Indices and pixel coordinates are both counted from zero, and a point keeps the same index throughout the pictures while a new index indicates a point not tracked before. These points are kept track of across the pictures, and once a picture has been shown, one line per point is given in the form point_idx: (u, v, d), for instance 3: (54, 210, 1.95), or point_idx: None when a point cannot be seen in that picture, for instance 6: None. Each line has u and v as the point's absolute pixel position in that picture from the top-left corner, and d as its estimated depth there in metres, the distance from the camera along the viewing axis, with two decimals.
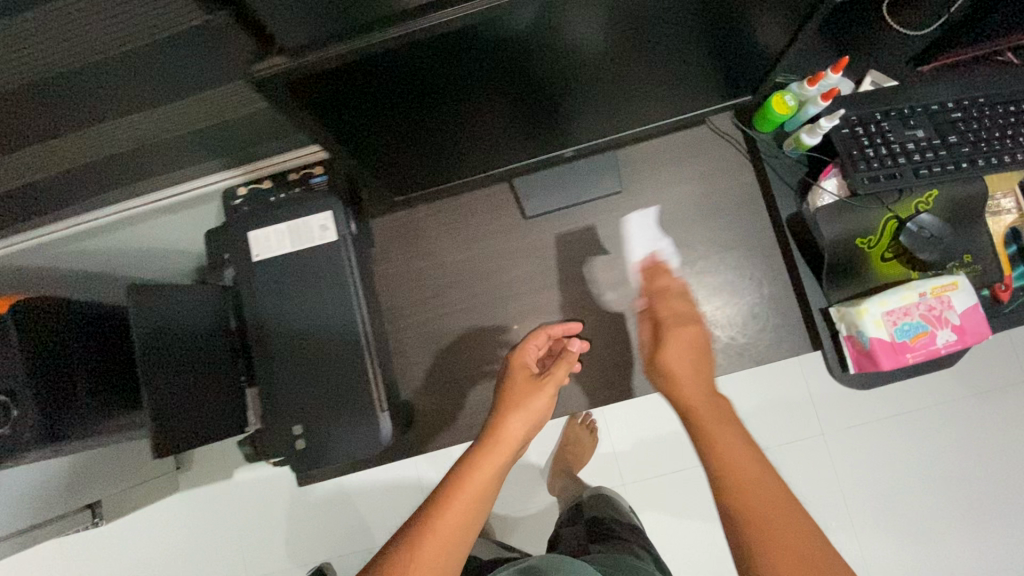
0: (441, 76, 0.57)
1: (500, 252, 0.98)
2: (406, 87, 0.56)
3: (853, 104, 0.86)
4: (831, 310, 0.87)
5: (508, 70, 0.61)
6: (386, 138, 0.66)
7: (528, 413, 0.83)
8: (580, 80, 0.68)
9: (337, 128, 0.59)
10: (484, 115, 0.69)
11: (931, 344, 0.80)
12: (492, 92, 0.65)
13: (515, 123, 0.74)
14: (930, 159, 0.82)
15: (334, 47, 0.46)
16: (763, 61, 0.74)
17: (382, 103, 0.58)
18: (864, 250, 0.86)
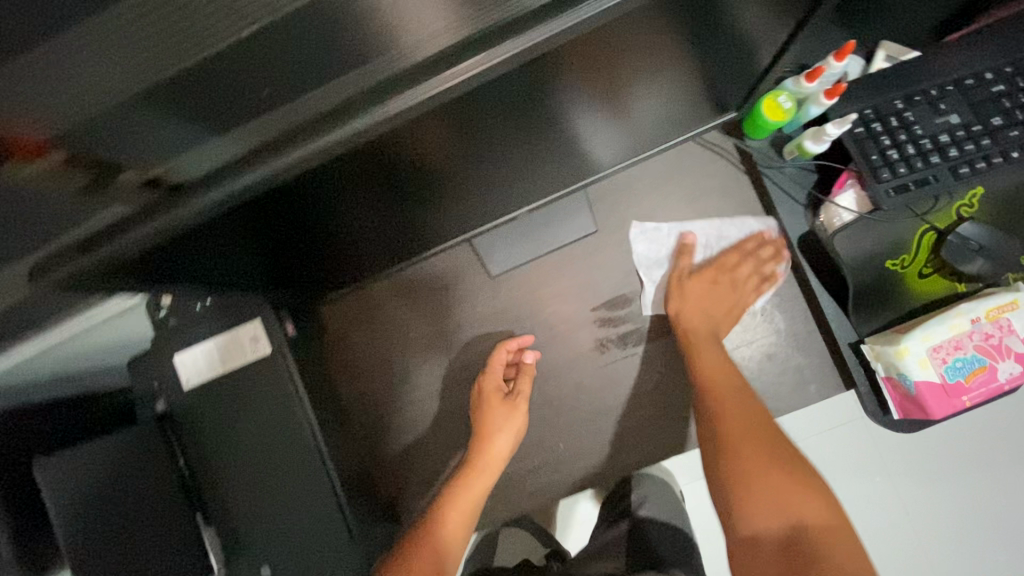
0: (310, 193, 0.41)
1: (470, 319, 0.85)
2: (264, 221, 0.42)
3: (865, 93, 0.70)
4: (864, 346, 0.72)
5: (415, 159, 0.43)
6: (281, 250, 0.54)
7: (509, 432, 0.79)
8: (521, 139, 0.50)
9: (209, 268, 0.47)
10: (408, 197, 0.52)
11: (992, 380, 0.66)
12: (411, 179, 0.48)
13: (440, 200, 0.58)
14: (972, 151, 0.66)
15: (122, 233, 0.34)
16: (754, 68, 0.59)
17: (239, 239, 0.45)
18: (896, 271, 0.71)
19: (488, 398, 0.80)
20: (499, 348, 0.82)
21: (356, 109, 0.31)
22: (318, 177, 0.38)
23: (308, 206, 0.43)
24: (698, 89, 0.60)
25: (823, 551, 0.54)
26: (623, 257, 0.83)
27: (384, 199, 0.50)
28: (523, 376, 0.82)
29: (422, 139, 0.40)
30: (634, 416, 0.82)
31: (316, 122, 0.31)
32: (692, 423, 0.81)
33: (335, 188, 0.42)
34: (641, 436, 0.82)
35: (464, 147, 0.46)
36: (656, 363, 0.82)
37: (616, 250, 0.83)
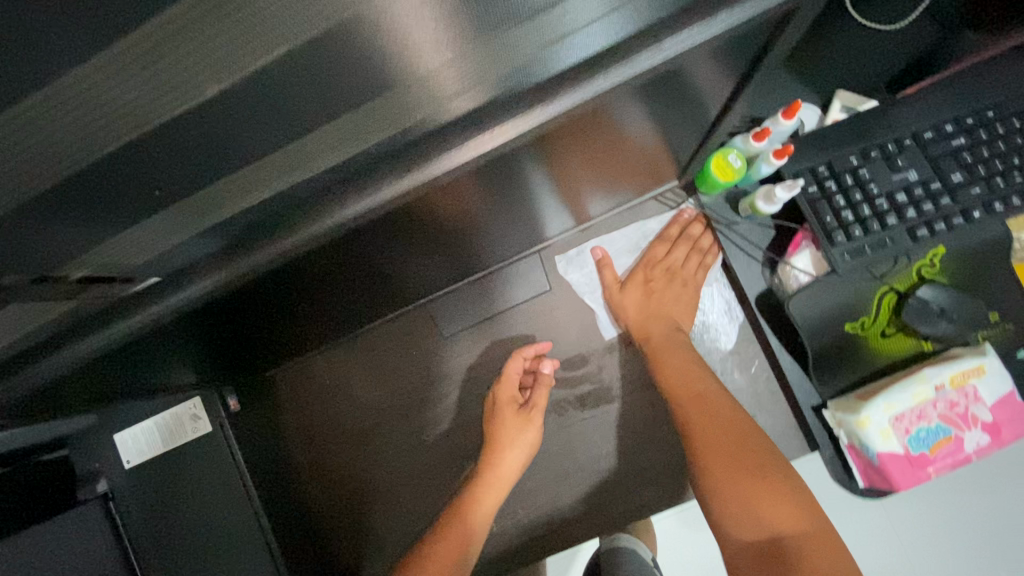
0: (285, 285, 0.41)
1: (423, 382, 0.82)
2: (184, 336, 0.46)
3: (819, 148, 0.66)
4: (826, 412, 0.69)
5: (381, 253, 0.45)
6: (256, 326, 0.54)
7: (523, 448, 0.76)
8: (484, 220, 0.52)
9: (188, 336, 0.47)
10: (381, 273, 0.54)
11: (957, 450, 0.63)
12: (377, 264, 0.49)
13: (370, 289, 0.60)
14: (931, 211, 0.63)
15: (94, 338, 0.34)
16: (690, 145, 0.57)
17: (170, 349, 0.48)
18: (859, 334, 0.67)
19: (503, 405, 0.77)
20: (514, 355, 0.78)
21: (228, 263, 0.33)
22: (216, 310, 0.40)
23: (230, 318, 0.46)
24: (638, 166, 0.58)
25: (807, 563, 0.51)
26: (579, 315, 0.81)
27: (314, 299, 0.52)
28: (539, 389, 0.78)
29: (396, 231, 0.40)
30: (593, 481, 0.79)
31: (181, 276, 0.33)
32: (653, 487, 0.78)
33: (302, 284, 0.43)
34: (599, 504, 0.78)
35: (378, 261, 0.47)
36: (615, 425, 0.79)
37: (572, 307, 0.80)
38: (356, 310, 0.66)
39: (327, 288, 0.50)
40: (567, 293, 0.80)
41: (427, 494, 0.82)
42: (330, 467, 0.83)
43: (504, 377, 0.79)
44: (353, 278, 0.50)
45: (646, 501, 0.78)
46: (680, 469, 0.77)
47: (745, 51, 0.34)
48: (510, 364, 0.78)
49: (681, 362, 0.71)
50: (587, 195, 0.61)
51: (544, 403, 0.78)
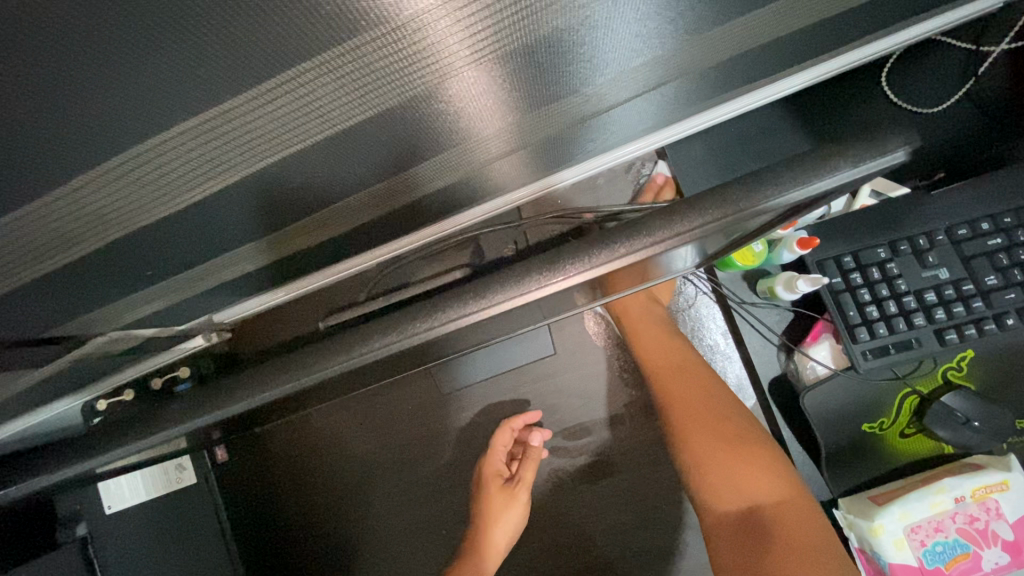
0: None
1: (418, 439, 0.80)
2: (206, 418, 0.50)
3: (847, 237, 0.63)
4: (836, 510, 0.65)
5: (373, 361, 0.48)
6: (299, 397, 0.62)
7: (507, 527, 0.73)
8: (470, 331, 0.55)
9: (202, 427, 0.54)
10: None
11: (975, 568, 0.60)
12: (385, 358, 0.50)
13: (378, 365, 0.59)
14: (961, 314, 0.60)
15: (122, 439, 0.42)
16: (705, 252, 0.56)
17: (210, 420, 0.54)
18: (876, 433, 0.64)
19: (487, 484, 0.75)
20: (503, 427, 0.75)
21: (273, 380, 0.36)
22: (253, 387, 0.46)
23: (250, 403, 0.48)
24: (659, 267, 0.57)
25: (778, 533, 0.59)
26: (584, 381, 0.78)
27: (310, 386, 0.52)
28: (528, 461, 0.75)
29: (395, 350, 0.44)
30: (587, 554, 0.77)
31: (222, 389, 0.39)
32: (648, 566, 0.75)
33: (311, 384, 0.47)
34: None
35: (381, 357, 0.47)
36: (613, 499, 0.76)
37: (577, 372, 0.78)
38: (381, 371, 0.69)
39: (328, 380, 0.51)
40: (573, 358, 0.78)
41: (412, 561, 0.79)
42: (317, 517, 0.81)
43: (493, 450, 0.76)
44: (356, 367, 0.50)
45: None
46: (678, 549, 0.75)
47: (792, 210, 0.32)
48: (494, 439, 0.76)
49: (659, 335, 0.73)
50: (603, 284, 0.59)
51: (531, 479, 0.75)
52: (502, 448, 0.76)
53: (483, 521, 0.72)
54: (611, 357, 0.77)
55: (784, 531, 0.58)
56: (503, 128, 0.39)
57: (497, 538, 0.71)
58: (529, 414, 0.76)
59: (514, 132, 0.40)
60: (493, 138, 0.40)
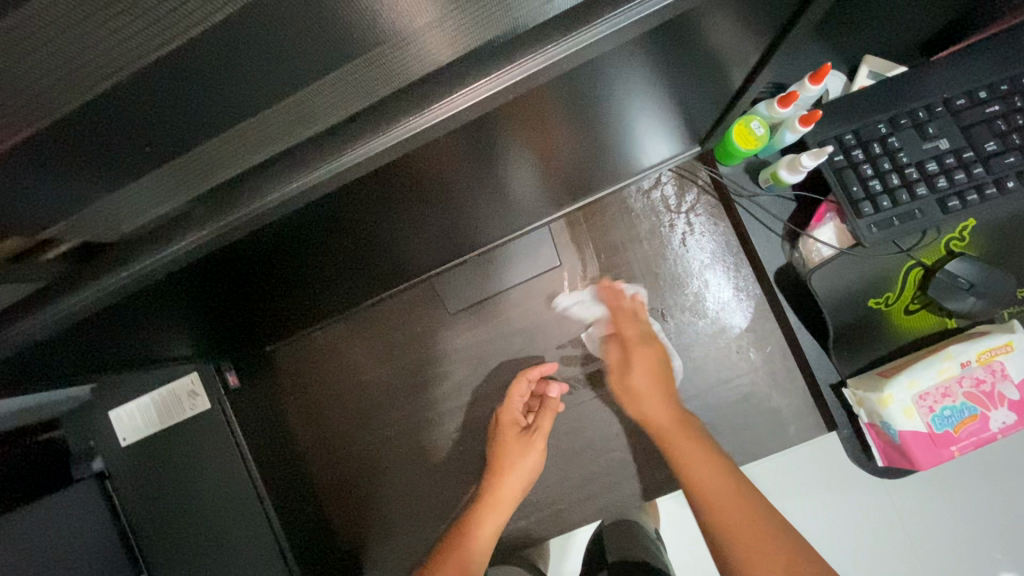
0: (286, 263, 0.43)
1: (428, 360, 0.80)
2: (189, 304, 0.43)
3: (846, 115, 0.63)
4: (846, 390, 0.67)
5: (361, 239, 0.45)
6: (289, 306, 0.60)
7: (521, 474, 0.74)
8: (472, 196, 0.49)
9: (209, 321, 0.53)
10: (371, 250, 0.49)
11: (982, 430, 0.61)
12: (385, 237, 0.47)
13: (370, 262, 0.56)
14: (963, 181, 0.60)
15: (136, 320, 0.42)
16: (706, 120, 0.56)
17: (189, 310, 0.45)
18: (882, 309, 0.65)
19: (502, 430, 0.76)
20: (520, 377, 0.76)
21: (250, 198, 0.28)
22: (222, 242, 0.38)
23: (242, 282, 0.43)
24: (672, 119, 0.53)
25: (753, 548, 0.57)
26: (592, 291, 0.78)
27: (305, 274, 0.49)
28: (546, 411, 0.76)
29: (388, 214, 0.41)
30: (605, 459, 0.77)
31: (184, 221, 0.29)
32: (664, 467, 0.75)
33: (307, 261, 0.44)
34: (608, 485, 0.76)
35: (380, 225, 0.43)
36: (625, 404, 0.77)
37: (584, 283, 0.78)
38: (386, 283, 0.69)
39: (321, 259, 0.46)
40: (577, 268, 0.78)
41: (430, 477, 0.80)
42: (332, 444, 0.81)
43: (510, 403, 0.76)
44: (359, 244, 0.46)
45: (661, 478, 0.75)
46: None
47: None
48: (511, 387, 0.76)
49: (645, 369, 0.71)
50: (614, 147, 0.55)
51: (547, 428, 0.76)
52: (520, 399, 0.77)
53: (495, 473, 0.73)
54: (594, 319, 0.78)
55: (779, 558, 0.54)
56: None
57: (516, 484, 0.73)
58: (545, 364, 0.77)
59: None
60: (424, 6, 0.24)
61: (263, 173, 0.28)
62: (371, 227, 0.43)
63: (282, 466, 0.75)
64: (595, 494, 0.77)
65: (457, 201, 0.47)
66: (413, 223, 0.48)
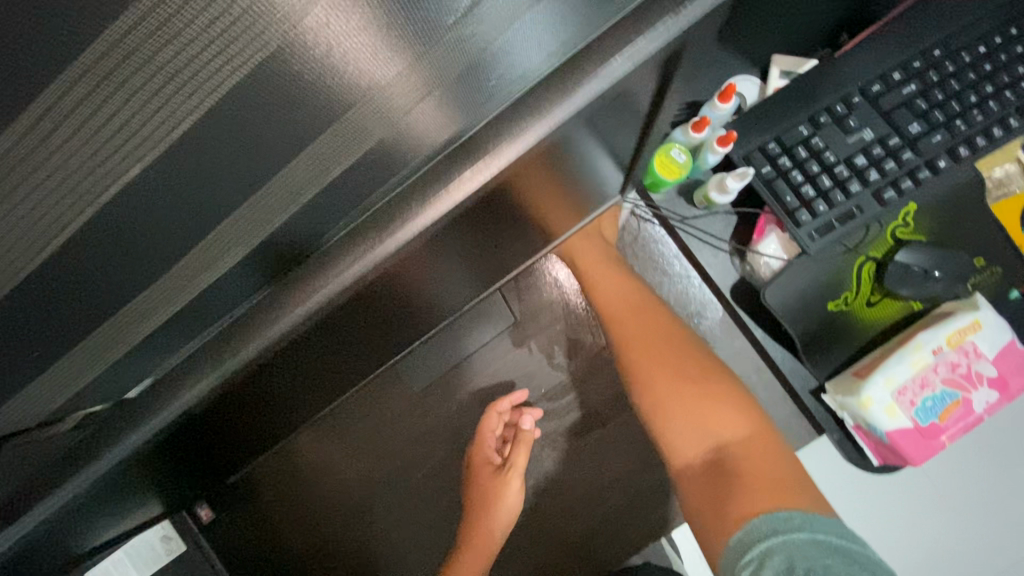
0: (203, 428, 0.39)
1: (406, 444, 0.77)
2: (146, 478, 0.43)
3: (767, 124, 0.61)
4: (826, 396, 0.65)
5: (286, 377, 0.42)
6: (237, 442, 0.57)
7: (505, 513, 0.71)
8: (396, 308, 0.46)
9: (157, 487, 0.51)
10: (304, 379, 0.47)
11: (967, 412, 0.60)
12: (313, 366, 0.44)
13: (325, 379, 0.56)
14: (894, 169, 0.59)
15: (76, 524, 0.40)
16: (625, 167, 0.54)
17: (152, 478, 0.45)
18: (845, 309, 0.63)
19: (477, 468, 0.73)
20: (488, 411, 0.73)
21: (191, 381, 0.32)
22: (87, 424, 0.33)
23: (193, 444, 0.43)
24: (587, 185, 0.53)
25: (743, 468, 0.54)
26: (554, 342, 0.76)
27: (249, 417, 0.47)
28: (520, 445, 0.72)
29: (304, 353, 0.38)
30: (601, 506, 0.74)
31: (143, 404, 0.33)
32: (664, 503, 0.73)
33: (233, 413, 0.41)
34: (612, 533, 0.74)
35: (306, 366, 0.43)
36: (612, 448, 0.74)
37: (546, 335, 0.75)
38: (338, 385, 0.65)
39: (261, 404, 0.45)
40: (534, 320, 0.75)
41: (433, 558, 0.78)
42: (325, 548, 0.78)
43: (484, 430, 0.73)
44: (294, 383, 0.46)
45: (663, 514, 0.73)
46: None
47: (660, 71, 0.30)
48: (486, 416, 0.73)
49: (611, 280, 0.70)
50: (545, 218, 0.54)
51: (522, 463, 0.72)
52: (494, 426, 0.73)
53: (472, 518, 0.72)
54: (587, 324, 0.75)
55: (747, 465, 0.54)
56: (409, 71, 0.27)
57: (493, 521, 0.70)
58: (517, 393, 0.73)
59: (430, 66, 0.27)
60: (403, 78, 0.27)
61: (204, 358, 0.32)
62: (281, 379, 0.41)
63: None
64: (601, 542, 0.74)
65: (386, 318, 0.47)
66: (346, 350, 0.48)
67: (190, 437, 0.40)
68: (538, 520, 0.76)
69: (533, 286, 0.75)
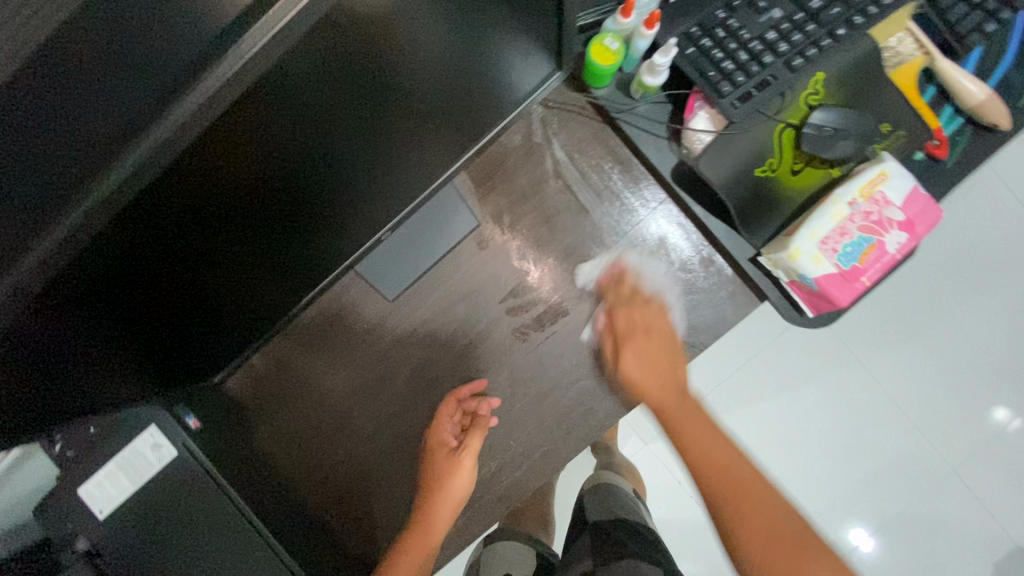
0: (173, 245, 0.42)
1: (384, 351, 0.81)
2: (88, 299, 0.39)
3: (688, 10, 0.67)
4: (762, 259, 0.72)
5: (256, 185, 0.44)
6: (215, 323, 0.59)
7: (455, 493, 0.79)
8: (364, 127, 0.48)
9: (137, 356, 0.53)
10: (278, 212, 0.49)
11: (882, 255, 0.67)
12: (284, 180, 0.46)
13: (299, 237, 0.56)
14: (801, 40, 0.66)
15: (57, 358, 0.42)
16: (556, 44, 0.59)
17: (108, 319, 0.44)
18: (772, 176, 0.70)
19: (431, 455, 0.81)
20: (448, 398, 0.80)
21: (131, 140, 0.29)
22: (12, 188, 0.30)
23: (139, 264, 0.41)
24: (526, 55, 0.57)
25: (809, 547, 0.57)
26: (515, 243, 0.80)
27: (202, 265, 0.47)
28: (476, 430, 0.79)
29: (268, 135, 0.41)
30: (571, 391, 0.80)
31: (93, 158, 0.29)
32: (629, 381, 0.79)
33: (203, 230, 0.43)
34: (584, 414, 0.80)
35: (245, 204, 0.45)
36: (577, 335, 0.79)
37: (507, 236, 0.80)
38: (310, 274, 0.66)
39: (205, 243, 0.45)
40: (495, 223, 0.80)
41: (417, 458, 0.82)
42: (314, 458, 0.82)
43: (439, 425, 0.80)
44: (238, 231, 0.47)
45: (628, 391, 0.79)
46: None
47: None
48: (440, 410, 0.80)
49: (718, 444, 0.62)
50: (486, 94, 0.59)
51: (476, 446, 0.80)
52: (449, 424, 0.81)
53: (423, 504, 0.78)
54: (545, 222, 0.80)
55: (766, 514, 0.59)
56: None
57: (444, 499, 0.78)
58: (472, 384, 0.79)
59: None
60: None
61: (167, 100, 0.29)
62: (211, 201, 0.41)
63: (268, 494, 0.75)
64: (574, 425, 0.79)
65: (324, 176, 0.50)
66: (284, 198, 0.48)
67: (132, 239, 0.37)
68: (514, 411, 0.80)
69: (492, 191, 0.80)
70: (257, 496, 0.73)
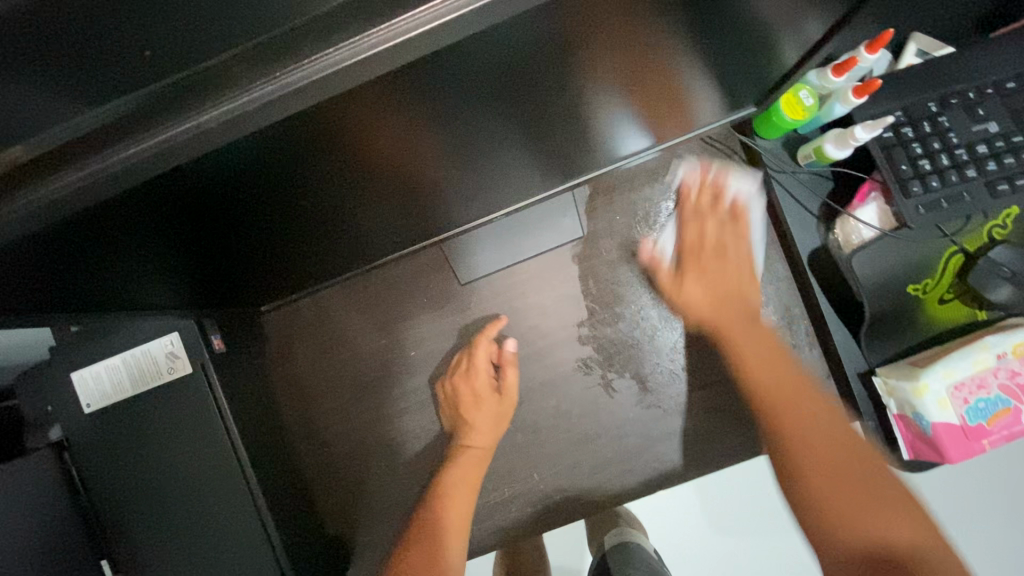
0: (288, 179, 0.34)
1: (434, 332, 0.74)
2: (152, 213, 0.32)
3: (897, 91, 0.60)
4: (875, 379, 0.64)
5: (409, 146, 0.35)
6: (282, 256, 0.51)
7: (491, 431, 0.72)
8: (552, 108, 0.39)
9: (189, 267, 0.46)
10: (413, 175, 0.41)
11: (1014, 423, 0.60)
12: (440, 147, 0.37)
13: (412, 197, 0.47)
14: (1012, 164, 0.58)
15: (104, 255, 0.35)
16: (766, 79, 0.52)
17: (179, 229, 0.36)
18: (918, 297, 0.63)
19: (466, 394, 0.73)
20: (477, 341, 0.72)
21: (294, 54, 0.22)
22: (133, 77, 0.24)
23: (220, 201, 0.34)
24: (731, 80, 0.49)
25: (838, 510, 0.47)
26: (610, 268, 0.73)
27: (277, 215, 0.40)
28: (508, 367, 0.73)
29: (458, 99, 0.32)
30: (617, 444, 0.72)
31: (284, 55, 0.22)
32: (680, 454, 0.71)
33: (325, 176, 0.35)
34: (622, 472, 0.72)
35: (386, 163, 0.37)
36: (642, 388, 0.72)
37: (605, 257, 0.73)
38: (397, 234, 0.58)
39: (329, 187, 0.38)
40: (596, 240, 0.73)
41: (428, 457, 0.74)
42: (319, 421, 0.74)
43: (472, 369, 0.72)
44: (331, 196, 0.40)
45: (676, 465, 0.72)
46: (710, 435, 0.72)
47: None
48: (474, 347, 0.72)
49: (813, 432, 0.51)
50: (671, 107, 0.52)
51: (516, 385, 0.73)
52: (483, 357, 0.73)
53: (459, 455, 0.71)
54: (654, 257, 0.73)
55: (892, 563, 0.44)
56: None
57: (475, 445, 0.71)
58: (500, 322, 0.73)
59: None
60: None
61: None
62: (327, 167, 0.34)
63: (266, 443, 0.67)
64: (606, 480, 0.72)
65: (485, 149, 0.42)
66: (432, 160, 0.39)
67: (265, 159, 0.30)
68: (548, 443, 0.73)
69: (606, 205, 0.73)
70: (265, 449, 0.66)
